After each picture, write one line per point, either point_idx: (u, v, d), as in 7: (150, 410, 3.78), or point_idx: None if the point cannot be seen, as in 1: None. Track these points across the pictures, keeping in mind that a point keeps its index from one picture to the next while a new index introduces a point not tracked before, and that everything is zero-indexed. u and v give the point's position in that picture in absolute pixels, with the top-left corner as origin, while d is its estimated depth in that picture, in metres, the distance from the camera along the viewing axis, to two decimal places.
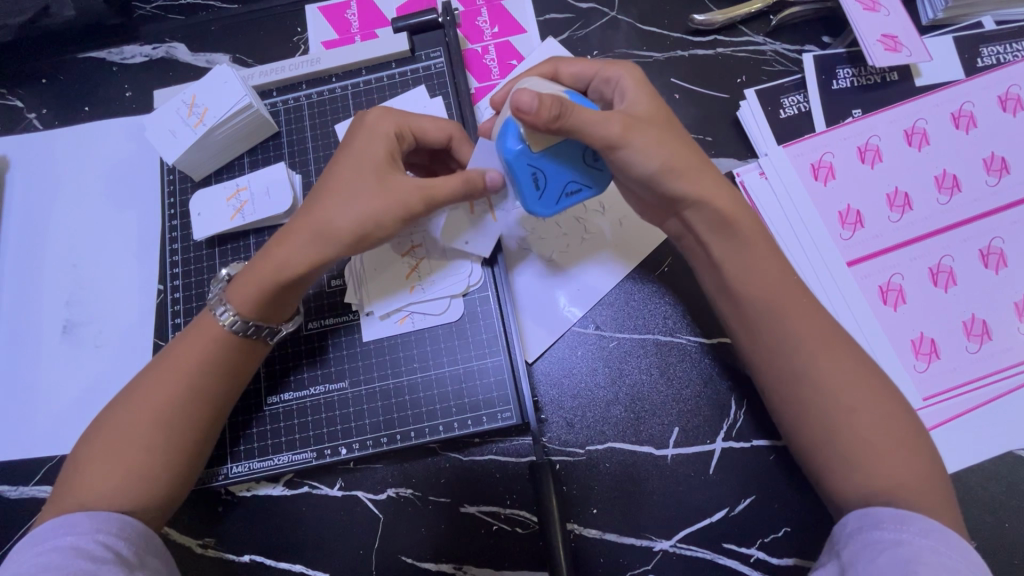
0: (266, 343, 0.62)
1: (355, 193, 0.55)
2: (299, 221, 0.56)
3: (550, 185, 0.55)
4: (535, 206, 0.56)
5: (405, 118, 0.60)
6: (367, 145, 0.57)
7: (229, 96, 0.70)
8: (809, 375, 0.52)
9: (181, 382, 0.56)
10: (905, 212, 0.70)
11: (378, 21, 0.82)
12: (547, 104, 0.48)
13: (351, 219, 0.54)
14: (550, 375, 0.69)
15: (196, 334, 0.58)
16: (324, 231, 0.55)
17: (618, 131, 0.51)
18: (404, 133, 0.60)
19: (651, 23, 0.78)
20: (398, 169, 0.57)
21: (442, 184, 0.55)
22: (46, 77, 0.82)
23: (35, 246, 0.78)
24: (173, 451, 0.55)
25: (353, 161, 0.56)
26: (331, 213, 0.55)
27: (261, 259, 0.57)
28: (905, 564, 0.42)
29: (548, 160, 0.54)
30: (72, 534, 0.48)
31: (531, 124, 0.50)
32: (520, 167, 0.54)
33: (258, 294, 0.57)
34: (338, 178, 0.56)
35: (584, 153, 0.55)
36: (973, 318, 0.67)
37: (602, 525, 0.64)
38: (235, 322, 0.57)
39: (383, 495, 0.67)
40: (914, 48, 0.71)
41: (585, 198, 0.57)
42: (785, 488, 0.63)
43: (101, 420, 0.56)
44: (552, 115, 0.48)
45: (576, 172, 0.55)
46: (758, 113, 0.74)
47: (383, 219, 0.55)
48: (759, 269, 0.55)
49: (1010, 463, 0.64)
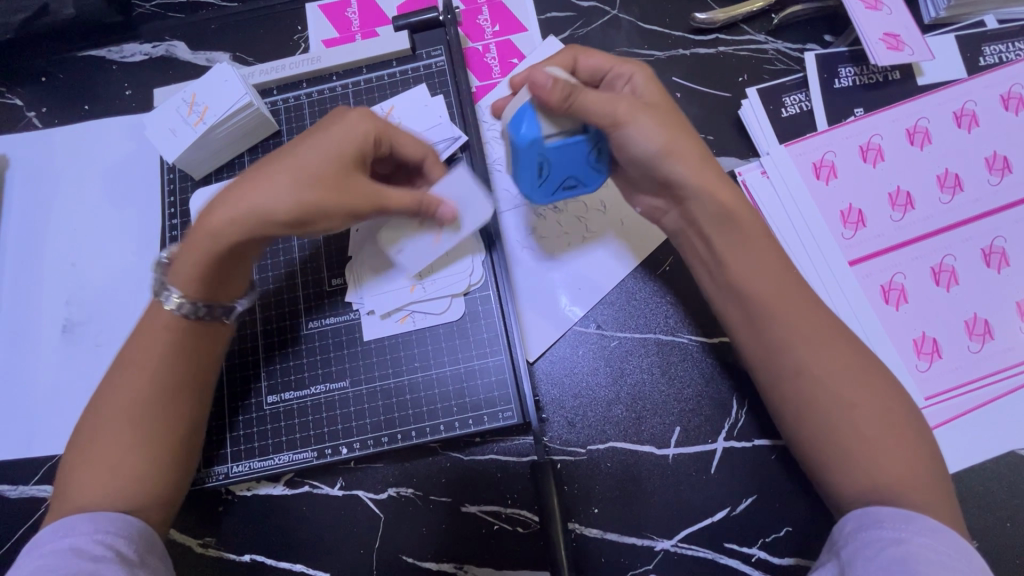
0: (224, 326, 0.61)
1: (308, 176, 0.53)
2: (240, 191, 0.54)
3: (551, 176, 0.57)
4: (528, 189, 0.58)
5: (386, 126, 0.59)
6: (336, 135, 0.56)
7: (229, 94, 0.69)
8: (809, 373, 0.51)
9: (145, 376, 0.55)
10: (907, 211, 0.70)
11: (379, 20, 0.82)
12: (560, 85, 0.50)
13: (298, 203, 0.53)
14: (551, 374, 0.69)
15: (150, 326, 0.57)
16: (266, 210, 0.53)
17: (624, 111, 0.54)
18: (381, 132, 0.59)
19: (652, 22, 0.78)
20: (361, 168, 0.56)
21: (398, 199, 0.57)
22: (45, 75, 0.82)
23: (35, 245, 0.78)
24: (156, 445, 0.55)
25: (316, 146, 0.55)
26: (276, 191, 0.53)
27: (200, 228, 0.54)
28: (907, 563, 0.42)
29: (558, 154, 0.54)
30: (71, 536, 0.48)
31: (546, 106, 0.52)
32: (529, 155, 0.54)
33: (198, 267, 0.55)
34: (296, 156, 0.54)
35: (593, 153, 0.56)
36: (975, 317, 0.67)
37: (603, 525, 0.64)
38: (182, 306, 0.57)
39: (383, 494, 0.67)
40: (917, 47, 0.70)
41: (577, 191, 0.60)
42: (786, 488, 0.63)
43: (81, 427, 0.56)
44: (564, 95, 0.50)
45: (579, 170, 0.57)
46: (759, 112, 0.73)
47: (330, 210, 0.54)
48: (760, 268, 0.55)
49: (1011, 464, 0.63)
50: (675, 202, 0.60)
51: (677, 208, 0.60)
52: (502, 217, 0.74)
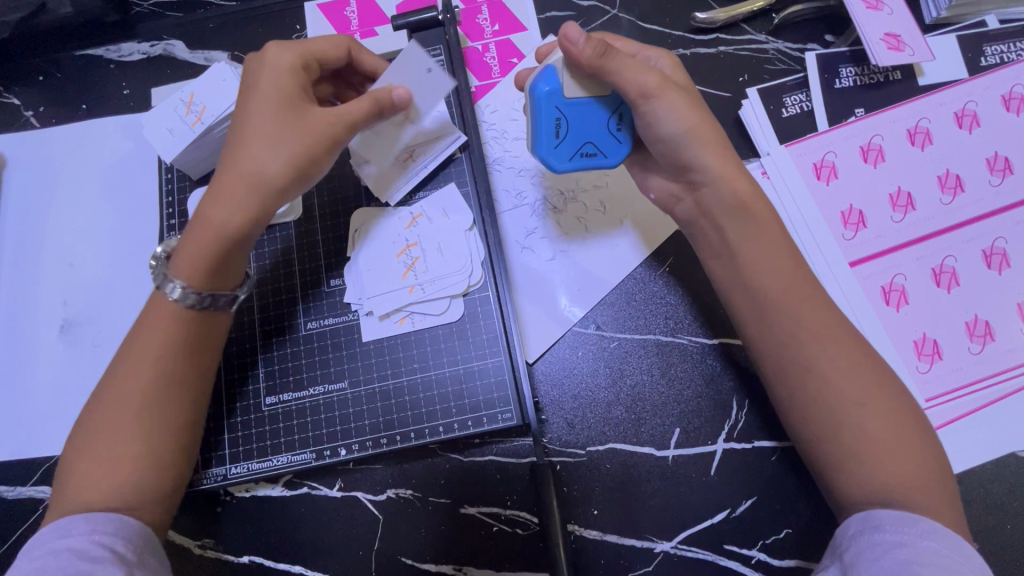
0: (227, 313, 0.61)
1: (281, 136, 0.56)
2: (231, 171, 0.56)
3: (568, 137, 0.57)
4: (548, 153, 0.58)
5: (303, 46, 0.61)
6: (275, 86, 0.57)
7: (227, 94, 0.69)
8: (816, 371, 0.51)
9: (153, 369, 0.55)
10: (908, 212, 0.70)
11: (378, 19, 0.82)
12: (591, 43, 0.52)
13: (287, 164, 0.56)
14: (550, 375, 0.69)
15: (158, 315, 0.57)
16: (261, 179, 0.55)
17: (654, 84, 0.54)
18: (307, 62, 0.61)
19: (653, 22, 0.78)
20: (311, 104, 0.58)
21: (355, 113, 0.57)
22: (42, 74, 0.82)
23: (33, 244, 0.78)
24: (158, 443, 0.54)
25: (267, 103, 0.57)
26: (264, 159, 0.55)
27: (203, 223, 0.56)
28: (908, 565, 0.42)
29: (575, 111, 0.56)
30: (70, 536, 0.48)
31: (573, 63, 0.54)
32: (546, 108, 0.56)
33: (201, 252, 0.56)
34: (259, 123, 0.56)
35: (612, 116, 0.58)
36: (976, 319, 0.67)
37: (603, 526, 0.64)
38: (187, 295, 0.57)
39: (383, 495, 0.66)
40: (917, 47, 0.70)
41: (596, 163, 0.59)
42: (786, 490, 0.63)
43: (82, 423, 0.55)
44: (595, 53, 0.52)
45: (597, 133, 0.58)
46: (759, 112, 0.73)
47: (316, 157, 0.57)
48: (761, 268, 0.55)
49: (1012, 465, 0.63)
50: (690, 188, 0.60)
51: (691, 197, 0.60)
52: (501, 217, 0.74)
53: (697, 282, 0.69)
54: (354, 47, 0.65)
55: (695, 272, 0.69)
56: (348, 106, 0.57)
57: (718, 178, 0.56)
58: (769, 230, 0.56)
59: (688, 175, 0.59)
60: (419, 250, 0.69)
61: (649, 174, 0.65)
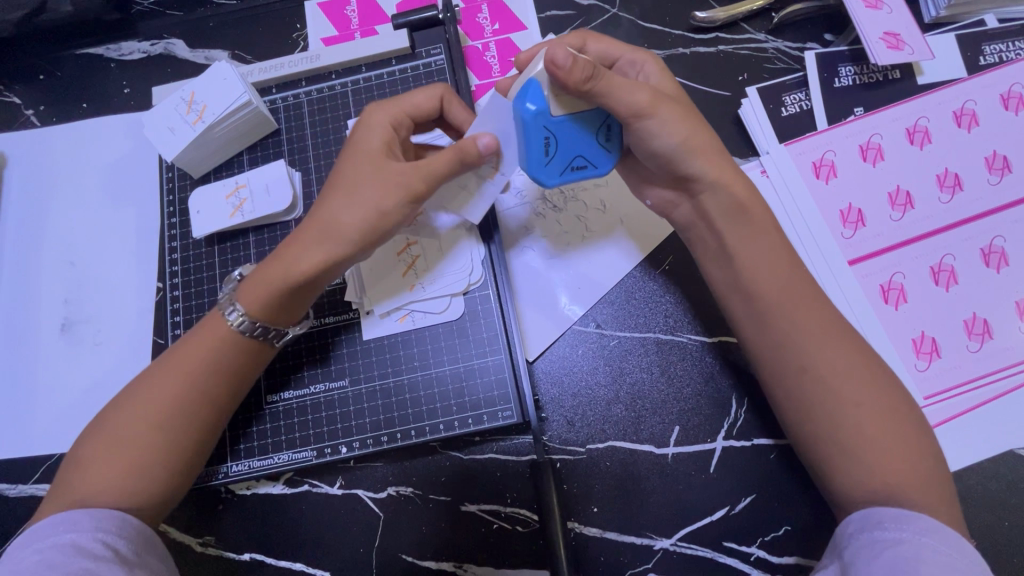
0: (272, 347, 0.61)
1: (359, 188, 0.54)
2: (309, 222, 0.56)
3: (558, 154, 0.55)
4: (538, 171, 0.55)
5: (399, 101, 0.60)
6: (365, 142, 0.57)
7: (228, 93, 0.69)
8: (813, 369, 0.51)
9: (187, 383, 0.55)
10: (907, 211, 0.70)
11: (378, 18, 0.82)
12: (579, 64, 0.48)
13: (359, 216, 0.54)
14: (550, 374, 0.69)
15: (204, 333, 0.58)
16: (331, 230, 0.54)
17: (646, 100, 0.52)
18: (401, 114, 0.60)
19: (653, 21, 0.78)
20: (394, 157, 0.57)
21: (436, 165, 0.55)
22: (43, 73, 0.82)
23: (34, 243, 0.78)
24: (174, 450, 0.54)
25: (355, 160, 0.56)
26: (338, 211, 0.54)
27: (276, 262, 0.56)
28: (905, 562, 0.42)
29: (562, 127, 0.54)
30: (74, 531, 0.48)
31: (560, 83, 0.50)
32: (535, 127, 0.53)
33: (267, 297, 0.56)
34: (343, 177, 0.56)
35: (601, 129, 0.55)
36: (974, 317, 0.67)
37: (602, 524, 0.64)
38: (243, 323, 0.57)
39: (383, 493, 0.67)
40: (916, 45, 0.70)
41: (588, 175, 0.58)
42: (785, 488, 0.63)
43: (104, 415, 0.55)
44: (583, 76, 0.49)
45: (587, 147, 0.56)
46: (759, 111, 0.73)
47: (389, 210, 0.54)
48: (761, 268, 0.55)
49: (1009, 463, 0.63)
50: (687, 195, 0.60)
51: (690, 202, 0.60)
52: (500, 215, 0.74)
53: (697, 282, 0.69)
54: (447, 94, 0.62)
55: (695, 272, 0.69)
56: (431, 160, 0.55)
57: (714, 184, 0.56)
58: (768, 231, 0.56)
59: (686, 184, 0.59)
60: (419, 251, 0.69)
61: (644, 185, 0.65)
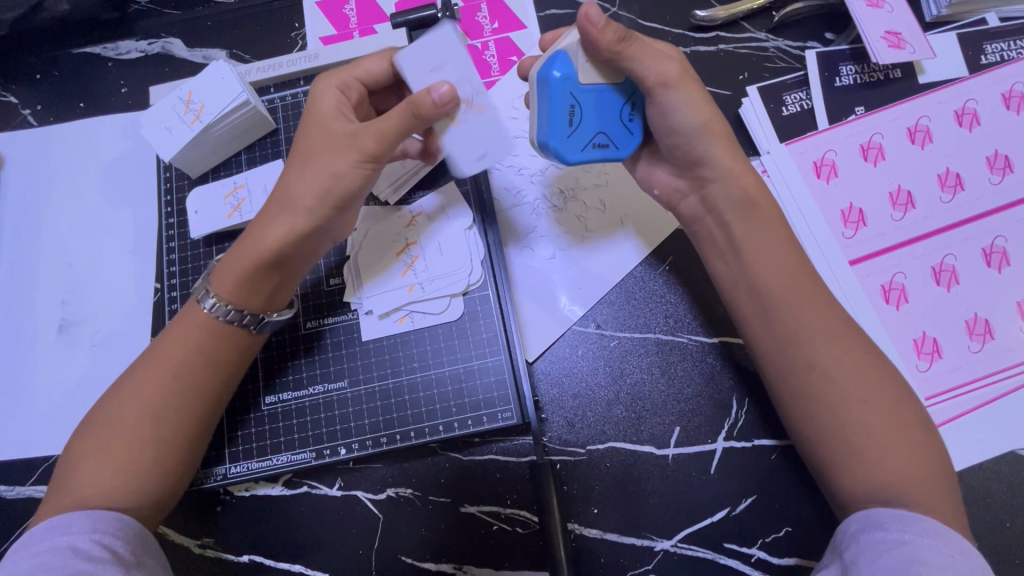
0: (253, 334, 0.60)
1: (316, 159, 0.56)
2: (273, 198, 0.58)
3: (581, 125, 0.55)
4: (559, 142, 0.54)
5: (348, 69, 0.62)
6: (319, 114, 0.59)
7: (225, 92, 0.69)
8: (819, 367, 0.51)
9: (171, 375, 0.55)
10: (908, 211, 0.70)
11: (376, 17, 0.81)
12: (611, 26, 0.50)
13: (318, 186, 0.55)
14: (550, 374, 0.68)
15: (184, 324, 0.58)
16: (292, 202, 0.56)
17: (675, 74, 0.54)
18: (348, 84, 0.61)
19: (653, 21, 0.78)
20: (347, 120, 0.58)
21: (390, 123, 0.54)
22: (40, 73, 0.81)
23: (30, 244, 0.77)
24: (166, 446, 0.54)
25: (311, 132, 0.58)
26: (296, 183, 0.56)
27: (240, 243, 0.57)
28: (908, 564, 0.42)
29: (587, 98, 0.54)
30: (69, 534, 0.48)
31: (592, 47, 0.52)
32: (562, 94, 0.53)
33: (236, 273, 0.56)
34: (302, 152, 0.57)
35: (623, 108, 0.56)
36: (976, 318, 0.67)
37: (603, 526, 0.64)
38: (218, 308, 0.57)
39: (383, 495, 0.66)
40: (917, 44, 0.70)
41: (608, 155, 0.57)
42: (785, 488, 0.63)
43: (94, 416, 0.55)
44: (615, 37, 0.51)
45: (610, 124, 0.56)
46: (760, 111, 0.73)
47: (347, 179, 0.55)
48: (763, 266, 0.55)
49: (1010, 463, 0.63)
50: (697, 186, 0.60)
51: (698, 193, 0.60)
52: (500, 215, 0.73)
53: (697, 282, 0.69)
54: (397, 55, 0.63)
55: (696, 272, 0.69)
56: (383, 118, 0.54)
57: (726, 174, 0.57)
58: (770, 230, 0.56)
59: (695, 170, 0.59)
60: (418, 250, 0.69)
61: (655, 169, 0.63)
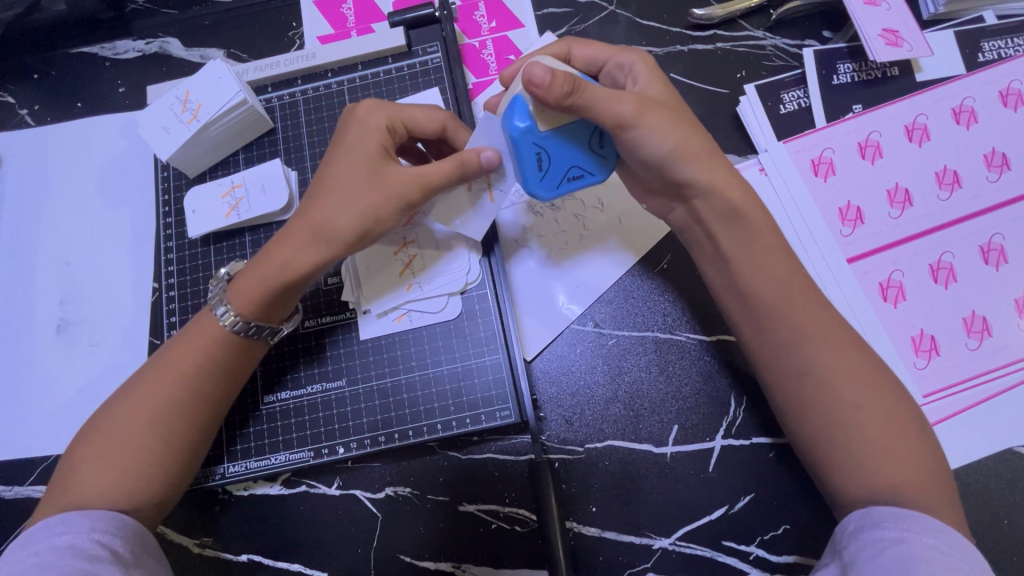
0: (266, 343, 0.61)
1: (353, 189, 0.55)
2: (300, 221, 0.56)
3: (552, 167, 0.55)
4: (535, 187, 0.55)
5: (398, 110, 0.59)
6: (360, 146, 0.56)
7: (223, 92, 0.69)
8: (815, 372, 0.51)
9: (181, 382, 0.55)
10: (906, 209, 0.70)
11: (373, 17, 0.81)
12: (558, 77, 0.48)
13: (353, 216, 0.55)
14: (548, 373, 0.69)
15: (196, 333, 0.58)
16: (324, 230, 0.55)
17: (630, 110, 0.52)
18: (395, 125, 0.59)
19: (650, 19, 0.78)
20: (392, 162, 0.56)
21: (435, 172, 0.55)
22: (38, 73, 0.81)
23: (28, 244, 0.77)
24: (171, 451, 0.54)
25: (347, 159, 0.56)
26: (332, 214, 0.55)
27: (265, 264, 0.57)
28: (906, 562, 0.42)
29: (552, 141, 0.53)
30: (69, 533, 0.48)
31: (541, 100, 0.50)
32: (525, 145, 0.53)
33: (262, 295, 0.57)
34: (334, 175, 0.56)
35: (591, 137, 0.55)
36: (974, 315, 0.67)
37: (601, 524, 0.64)
38: (236, 322, 0.57)
39: (382, 494, 0.66)
40: (915, 41, 0.70)
41: (587, 183, 0.57)
42: (784, 486, 0.63)
43: (98, 416, 0.55)
44: (563, 91, 0.48)
45: (581, 157, 0.55)
46: (758, 109, 0.73)
47: (382, 214, 0.55)
48: (760, 266, 0.55)
49: (1008, 460, 0.63)
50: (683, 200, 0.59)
51: (685, 205, 0.60)
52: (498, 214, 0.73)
53: (695, 281, 0.69)
54: (450, 125, 0.62)
55: (694, 271, 0.69)
56: (428, 166, 0.56)
57: (709, 190, 0.55)
58: (768, 229, 0.56)
59: (679, 190, 0.58)
60: (417, 250, 0.68)
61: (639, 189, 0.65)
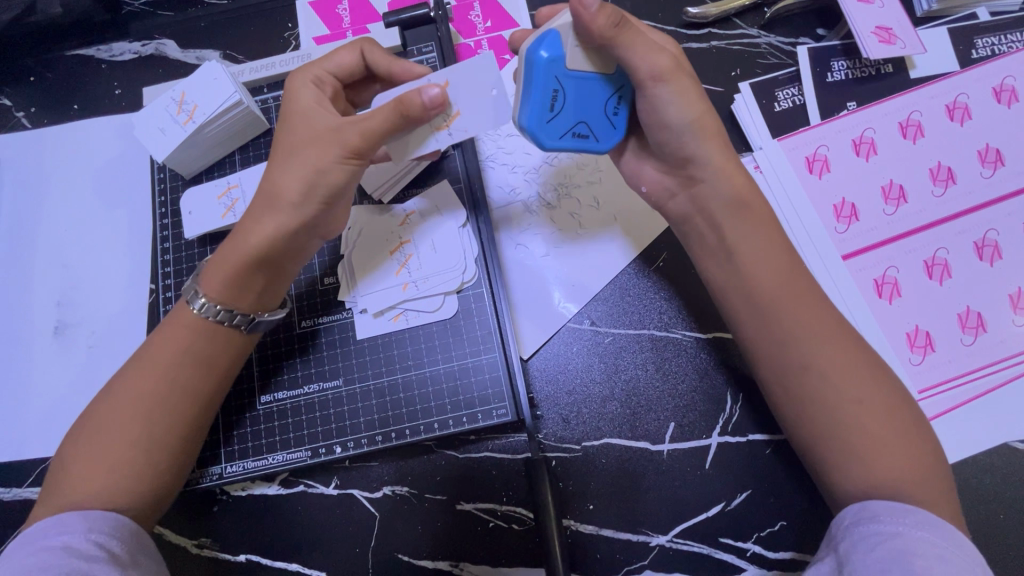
0: (245, 335, 0.60)
1: (295, 153, 0.56)
2: (256, 200, 0.58)
3: (562, 112, 0.54)
4: (537, 127, 0.54)
5: (320, 67, 0.62)
6: (297, 110, 0.59)
7: (217, 93, 0.69)
8: (813, 370, 0.51)
9: (164, 377, 0.55)
10: (900, 205, 0.70)
11: (367, 16, 0.81)
12: (604, 10, 0.50)
13: (300, 175, 0.55)
14: (545, 371, 0.69)
15: (175, 325, 0.58)
16: (276, 199, 0.56)
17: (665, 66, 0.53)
18: (323, 79, 0.62)
19: (644, 18, 0.78)
20: (325, 112, 0.58)
21: (375, 120, 0.53)
22: (34, 75, 0.81)
23: (25, 246, 0.78)
24: (161, 448, 0.54)
25: (287, 127, 0.58)
26: (281, 181, 0.56)
27: (230, 246, 0.57)
28: (901, 555, 0.42)
29: (572, 82, 0.54)
30: (65, 533, 0.48)
31: (583, 29, 0.51)
32: (545, 79, 0.53)
33: (226, 274, 0.57)
34: (280, 146, 0.58)
35: (609, 99, 0.56)
36: (968, 310, 0.67)
37: (599, 521, 0.64)
38: (207, 308, 0.57)
39: (379, 493, 0.66)
40: (908, 38, 0.70)
41: (587, 146, 0.57)
42: (779, 482, 0.63)
43: (86, 416, 0.55)
44: (609, 23, 0.50)
45: (593, 115, 0.56)
46: (752, 106, 0.73)
47: (326, 167, 0.55)
48: (756, 263, 0.55)
49: (1004, 455, 0.63)
50: (686, 185, 0.60)
51: (686, 193, 0.60)
52: (494, 214, 0.74)
53: (690, 278, 0.69)
54: (365, 46, 0.63)
55: (688, 268, 0.69)
56: (368, 116, 0.54)
57: (717, 172, 0.57)
58: (764, 228, 0.56)
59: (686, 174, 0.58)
60: (411, 248, 0.69)
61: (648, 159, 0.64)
